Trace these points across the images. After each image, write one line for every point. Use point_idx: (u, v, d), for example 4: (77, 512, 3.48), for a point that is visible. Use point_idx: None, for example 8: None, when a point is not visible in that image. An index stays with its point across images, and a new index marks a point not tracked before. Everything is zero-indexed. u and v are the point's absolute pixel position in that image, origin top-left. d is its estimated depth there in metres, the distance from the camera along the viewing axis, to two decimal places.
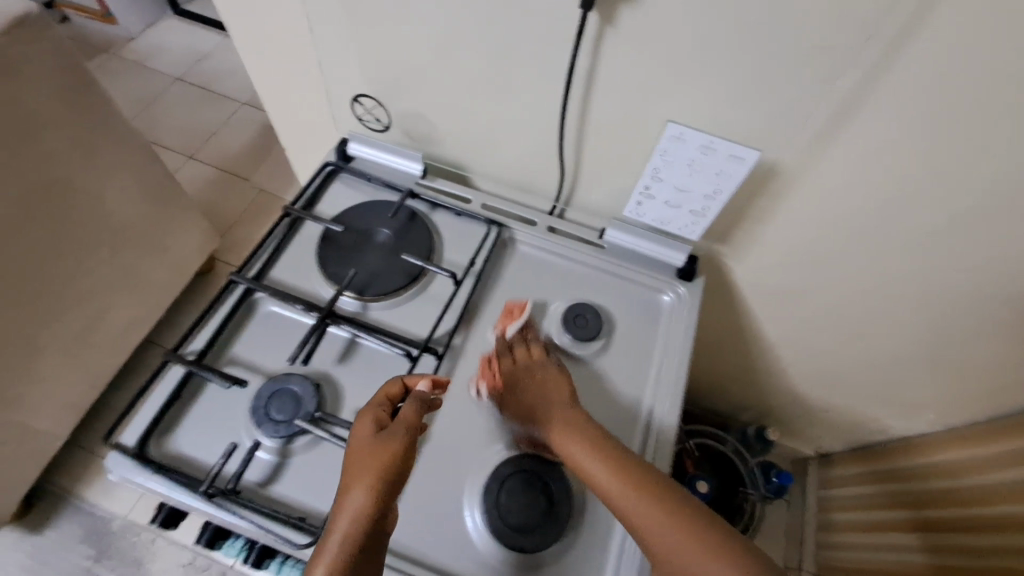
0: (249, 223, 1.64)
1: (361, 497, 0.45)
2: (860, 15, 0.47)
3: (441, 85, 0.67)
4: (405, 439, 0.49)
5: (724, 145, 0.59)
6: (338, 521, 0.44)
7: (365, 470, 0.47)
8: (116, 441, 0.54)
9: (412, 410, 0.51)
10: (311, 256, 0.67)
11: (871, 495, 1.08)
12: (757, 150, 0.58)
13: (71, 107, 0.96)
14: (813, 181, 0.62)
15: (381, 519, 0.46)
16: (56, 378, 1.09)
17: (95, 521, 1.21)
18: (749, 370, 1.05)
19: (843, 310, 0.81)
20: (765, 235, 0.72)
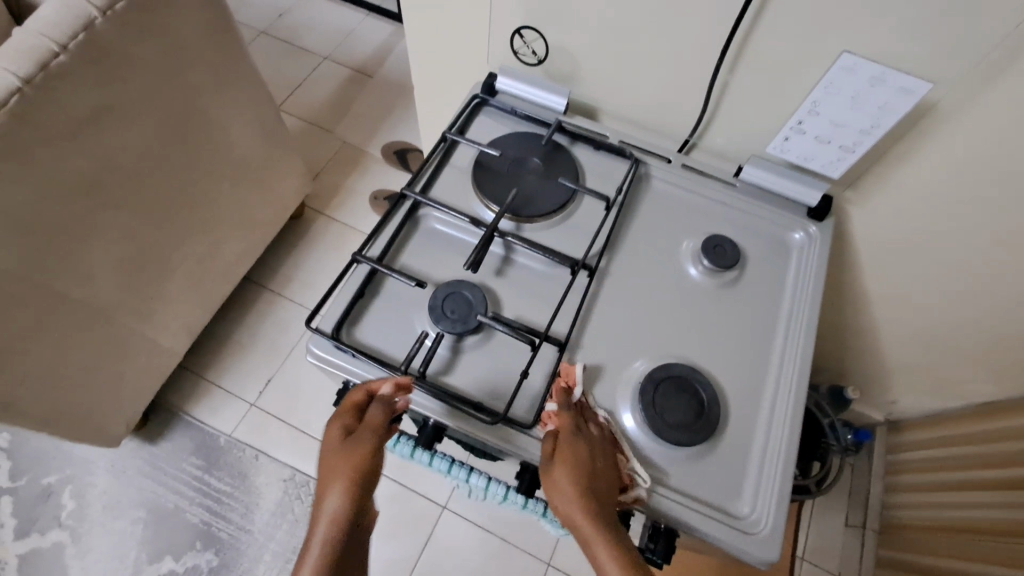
0: (333, 173, 1.70)
1: (337, 502, 0.51)
2: None
3: (598, 22, 0.71)
4: (373, 444, 0.53)
5: (895, 77, 0.60)
6: (317, 528, 0.51)
7: (339, 474, 0.51)
8: (316, 325, 0.61)
9: (378, 415, 0.54)
10: (467, 180, 0.72)
11: (936, 460, 1.15)
12: (928, 83, 0.60)
13: (212, 43, 1.02)
14: (963, 123, 0.64)
15: (356, 518, 0.52)
16: (178, 301, 1.18)
17: (203, 436, 1.32)
18: (837, 329, 1.08)
19: (955, 265, 0.82)
20: (894, 183, 0.74)
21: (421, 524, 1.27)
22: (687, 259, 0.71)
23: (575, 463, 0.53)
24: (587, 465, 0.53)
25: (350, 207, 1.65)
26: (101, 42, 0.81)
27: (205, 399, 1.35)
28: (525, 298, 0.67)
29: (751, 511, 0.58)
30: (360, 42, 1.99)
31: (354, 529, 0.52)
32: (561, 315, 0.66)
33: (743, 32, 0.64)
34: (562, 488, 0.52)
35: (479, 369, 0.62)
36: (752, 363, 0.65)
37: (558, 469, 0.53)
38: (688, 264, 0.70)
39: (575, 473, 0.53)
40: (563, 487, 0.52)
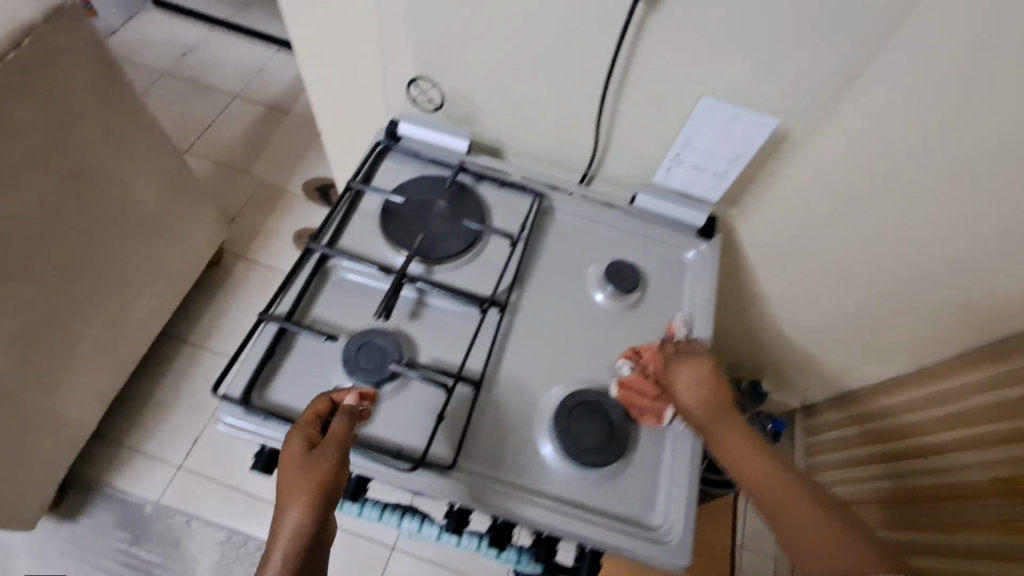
0: (252, 214, 1.66)
1: (297, 518, 0.48)
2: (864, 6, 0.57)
3: (488, 70, 0.75)
4: (335, 457, 0.51)
5: (750, 114, 0.68)
6: (276, 542, 0.48)
7: (297, 489, 0.49)
8: (224, 392, 0.60)
9: (340, 426, 0.53)
10: (375, 227, 0.73)
11: (859, 441, 1.17)
12: (775, 118, 0.68)
13: (104, 97, 0.98)
14: (817, 145, 0.72)
15: (318, 533, 0.49)
16: (90, 364, 1.12)
17: (127, 506, 1.23)
18: (746, 330, 1.17)
19: (831, 271, 0.91)
20: (767, 201, 0.82)
21: (370, 568, 1.24)
22: (592, 285, 0.75)
23: (700, 391, 0.62)
24: (704, 382, 0.63)
25: (272, 248, 1.61)
26: None
27: (128, 466, 1.27)
28: (440, 338, 0.68)
29: (663, 521, 0.62)
30: (271, 78, 1.96)
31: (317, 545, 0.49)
32: (475, 351, 0.68)
33: (622, 72, 0.70)
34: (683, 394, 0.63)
35: (398, 416, 0.62)
36: None
37: (683, 379, 0.63)
38: (593, 290, 0.75)
39: (699, 381, 0.63)
40: (686, 391, 0.63)
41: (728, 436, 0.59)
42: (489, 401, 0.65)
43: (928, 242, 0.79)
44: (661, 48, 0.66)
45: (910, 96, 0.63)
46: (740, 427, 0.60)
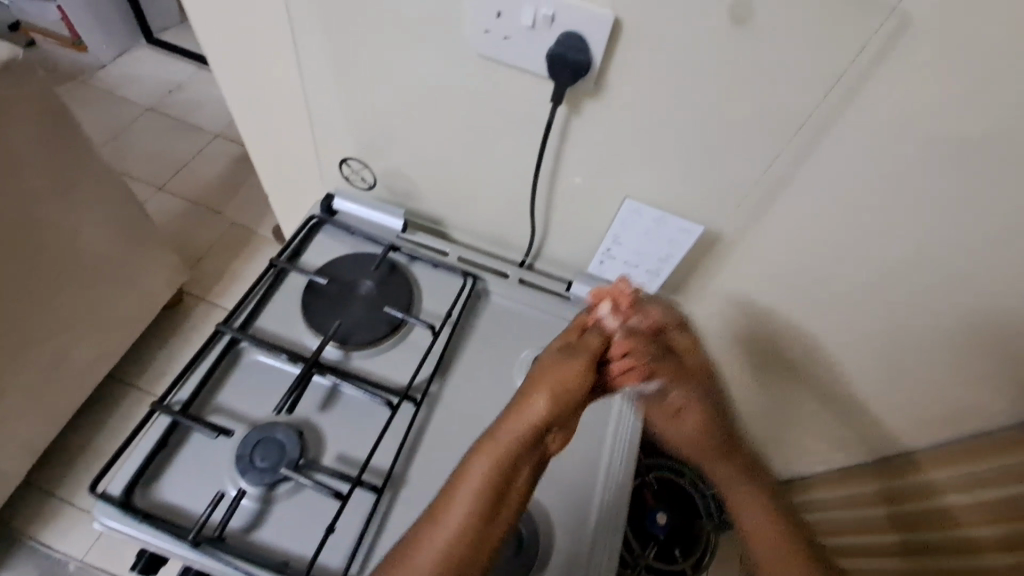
0: (218, 256, 1.64)
1: (496, 454, 0.50)
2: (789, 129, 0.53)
3: (421, 156, 0.72)
4: (553, 386, 0.52)
5: (675, 221, 0.64)
6: (478, 477, 0.50)
7: (527, 419, 0.51)
8: (103, 489, 0.56)
9: (587, 357, 0.54)
10: (295, 307, 0.71)
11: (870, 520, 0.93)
12: (701, 225, 0.65)
13: (50, 149, 0.97)
14: (749, 253, 0.68)
15: (510, 474, 0.51)
16: (12, 419, 1.07)
17: (48, 565, 1.17)
18: None
19: (779, 372, 0.86)
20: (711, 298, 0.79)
21: None
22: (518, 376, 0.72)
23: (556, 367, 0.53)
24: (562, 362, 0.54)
25: (233, 293, 1.57)
26: None
27: (53, 521, 1.21)
28: (348, 433, 0.64)
29: None
30: None
31: (483, 539, 0.50)
32: (384, 448, 0.64)
33: (550, 172, 0.66)
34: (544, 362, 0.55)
35: (290, 522, 0.58)
36: (580, 488, 0.65)
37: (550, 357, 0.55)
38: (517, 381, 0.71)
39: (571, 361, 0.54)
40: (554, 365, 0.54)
41: (528, 404, 0.51)
42: (393, 506, 0.61)
43: (877, 355, 0.75)
44: (581, 152, 0.62)
45: (840, 216, 0.59)
46: (548, 392, 0.52)
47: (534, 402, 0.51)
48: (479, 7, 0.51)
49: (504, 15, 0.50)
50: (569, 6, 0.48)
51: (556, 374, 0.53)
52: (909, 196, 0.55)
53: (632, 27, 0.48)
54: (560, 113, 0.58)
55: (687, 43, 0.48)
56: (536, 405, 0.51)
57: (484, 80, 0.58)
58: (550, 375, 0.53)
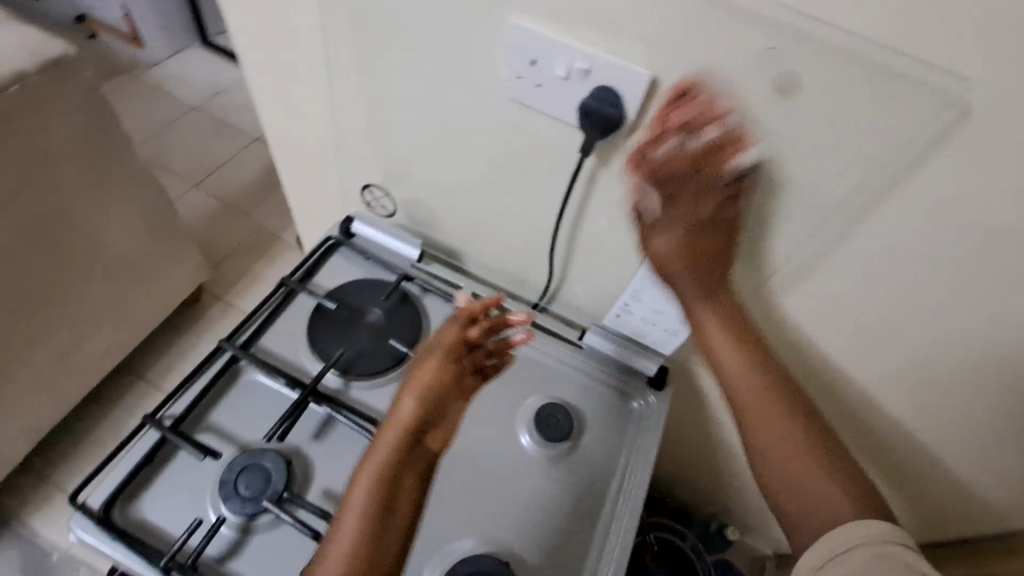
0: (241, 257, 1.66)
1: (371, 481, 0.52)
2: (828, 206, 0.50)
3: (444, 189, 0.72)
4: (413, 408, 0.56)
5: None
6: (348, 517, 0.51)
7: (384, 451, 0.54)
8: (84, 500, 0.55)
9: (434, 371, 0.58)
10: (301, 329, 0.70)
11: None
12: (728, 289, 0.61)
13: (89, 144, 0.99)
14: (774, 324, 0.65)
15: (387, 499, 0.51)
16: (18, 402, 1.08)
17: (32, 552, 1.17)
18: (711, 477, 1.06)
19: None
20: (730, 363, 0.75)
21: None
22: (520, 424, 0.69)
23: (418, 383, 0.57)
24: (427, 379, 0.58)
25: (251, 296, 1.59)
26: None
27: (44, 508, 1.21)
28: (338, 467, 0.62)
29: None
30: None
31: (390, 520, 0.51)
32: None
33: (574, 216, 0.64)
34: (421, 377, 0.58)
35: (266, 557, 0.56)
36: (570, 554, 0.62)
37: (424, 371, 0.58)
38: (518, 429, 0.68)
39: (428, 374, 0.58)
40: (421, 379, 0.58)
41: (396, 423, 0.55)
42: None
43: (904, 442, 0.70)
44: (608, 202, 0.60)
45: (875, 299, 0.56)
46: (414, 398, 0.57)
47: (404, 402, 0.56)
48: (513, 54, 0.50)
49: (538, 64, 0.49)
50: (605, 61, 0.46)
51: (416, 392, 0.57)
52: (952, 287, 0.51)
53: (669, 88, 0.46)
54: (588, 164, 0.56)
55: (726, 108, 0.46)
56: (395, 421, 0.55)
57: (513, 124, 0.57)
58: (412, 394, 0.57)
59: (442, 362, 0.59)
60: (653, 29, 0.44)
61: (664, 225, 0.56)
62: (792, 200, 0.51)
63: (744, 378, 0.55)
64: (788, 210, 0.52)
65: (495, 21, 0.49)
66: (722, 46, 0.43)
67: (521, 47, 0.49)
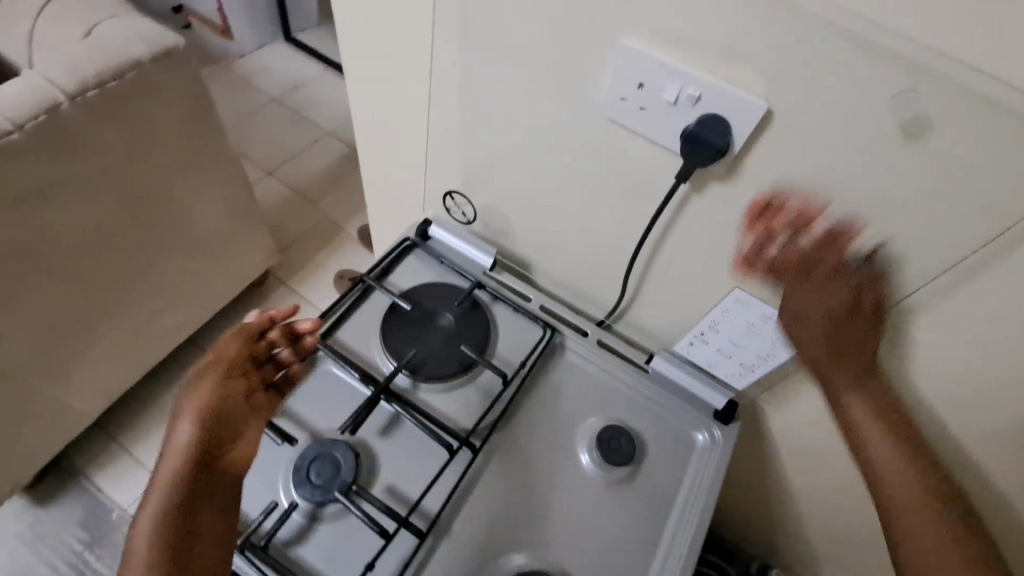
0: (306, 246, 1.73)
1: (160, 493, 0.53)
2: (942, 257, 0.47)
3: (524, 201, 0.72)
4: (190, 431, 0.56)
5: (770, 335, 0.60)
6: (142, 528, 0.51)
7: (173, 463, 0.54)
8: None
9: (234, 388, 0.60)
10: (375, 326, 0.71)
11: None
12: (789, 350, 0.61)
13: (187, 129, 1.05)
14: None
15: (182, 510, 0.52)
16: (101, 365, 1.15)
17: (97, 506, 1.24)
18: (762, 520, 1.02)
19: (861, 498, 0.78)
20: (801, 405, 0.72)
21: None
22: (581, 442, 0.68)
23: (205, 390, 0.59)
24: (216, 392, 0.59)
25: (311, 283, 1.64)
26: (64, 125, 0.84)
27: (110, 466, 1.29)
28: (401, 466, 0.63)
29: None
30: None
31: (194, 539, 0.51)
32: (435, 491, 0.62)
33: (655, 240, 0.64)
34: (204, 383, 0.59)
35: (331, 546, 0.58)
36: None
37: (205, 387, 0.59)
38: (579, 447, 0.68)
39: (211, 381, 0.59)
40: (201, 389, 0.59)
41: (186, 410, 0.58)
42: (433, 554, 0.59)
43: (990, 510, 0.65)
44: (695, 229, 0.59)
45: (981, 358, 0.52)
46: (207, 391, 0.59)
47: (179, 428, 0.56)
48: (620, 75, 0.49)
49: (646, 87, 0.48)
50: (718, 89, 0.45)
51: (195, 397, 0.58)
52: None
53: (783, 120, 0.45)
54: (682, 190, 0.55)
55: (842, 146, 0.44)
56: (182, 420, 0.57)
57: (608, 144, 0.57)
58: (193, 399, 0.58)
59: (226, 371, 0.61)
60: (775, 60, 0.42)
61: (784, 259, 0.54)
62: (902, 244, 0.48)
63: (867, 429, 0.54)
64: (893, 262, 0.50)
65: (605, 43, 0.49)
66: (849, 83, 0.41)
67: (630, 69, 0.48)
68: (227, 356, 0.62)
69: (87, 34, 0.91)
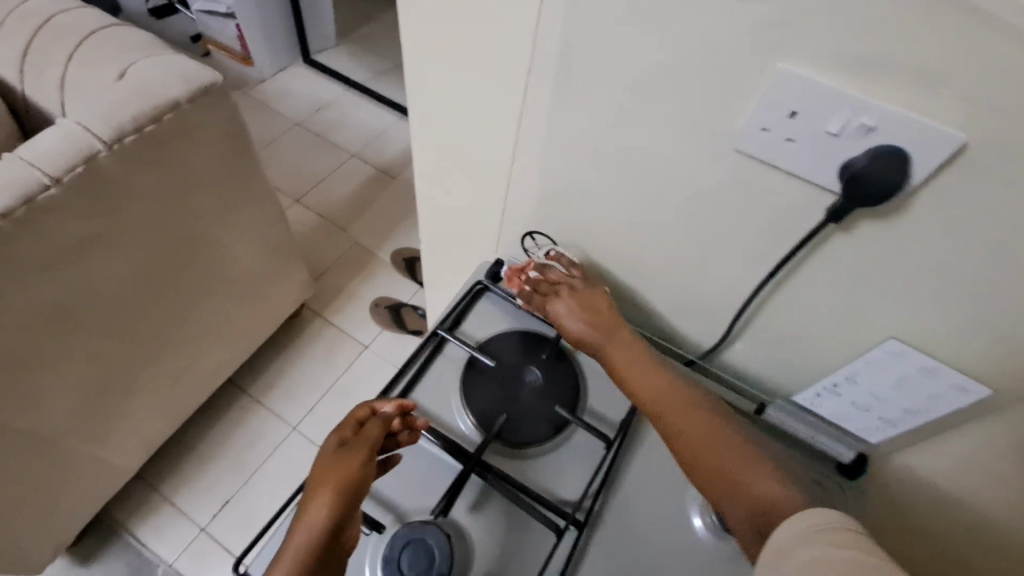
0: (338, 274, 1.67)
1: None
2: None
3: (611, 240, 0.64)
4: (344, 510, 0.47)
5: (950, 374, 0.49)
6: None
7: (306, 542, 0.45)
8: (245, 568, 0.52)
9: (367, 476, 0.49)
10: (454, 384, 0.65)
11: None
12: (988, 389, 0.49)
13: (225, 167, 0.99)
14: None
15: None
16: (141, 418, 1.09)
17: (142, 563, 1.19)
18: None
19: None
20: None
21: None
22: (693, 505, 0.60)
23: (336, 471, 0.48)
24: (346, 476, 0.48)
25: (347, 314, 1.58)
26: (102, 173, 0.79)
27: (154, 518, 1.23)
28: (498, 548, 0.55)
29: None
30: (388, 143, 2.03)
31: None
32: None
33: (774, 284, 0.55)
34: (342, 463, 0.49)
35: None
36: None
37: (336, 464, 0.49)
38: (692, 512, 0.59)
39: (354, 462, 0.49)
40: (338, 473, 0.48)
41: (318, 491, 0.47)
42: None
43: None
44: (831, 272, 0.51)
45: None
46: (346, 477, 0.48)
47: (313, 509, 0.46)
48: (765, 105, 0.42)
49: (800, 115, 0.41)
50: (898, 119, 0.38)
51: (334, 476, 0.48)
52: None
53: (981, 153, 0.37)
54: (826, 228, 0.47)
55: None
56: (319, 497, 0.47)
57: (730, 180, 0.50)
58: (330, 480, 0.48)
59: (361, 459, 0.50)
60: (982, 87, 0.35)
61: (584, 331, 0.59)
62: None
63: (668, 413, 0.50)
64: None
65: (749, 70, 0.41)
66: None
67: (780, 97, 0.41)
68: (364, 443, 0.51)
69: (121, 76, 0.86)
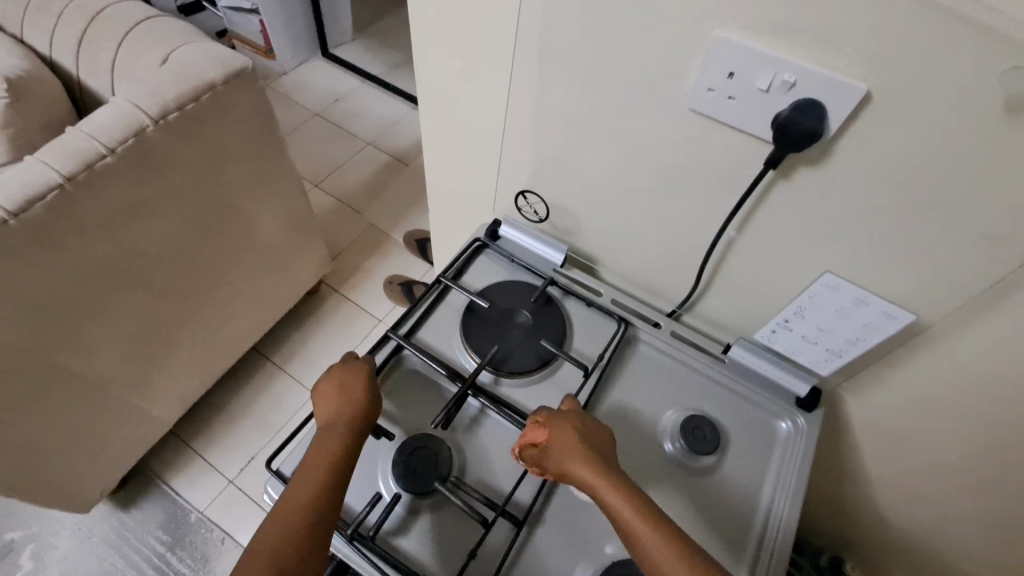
0: (354, 254, 1.77)
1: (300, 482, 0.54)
2: None
3: (594, 198, 0.73)
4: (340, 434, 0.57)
5: (879, 303, 0.58)
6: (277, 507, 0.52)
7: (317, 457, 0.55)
8: (276, 467, 0.61)
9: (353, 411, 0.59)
10: (454, 325, 0.74)
11: None
12: (912, 313, 0.57)
13: (254, 144, 1.10)
14: (946, 356, 0.60)
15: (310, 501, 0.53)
16: (177, 375, 1.21)
17: (176, 510, 1.30)
18: (839, 523, 0.98)
19: (945, 492, 0.75)
20: (879, 399, 0.70)
21: None
22: (664, 433, 0.68)
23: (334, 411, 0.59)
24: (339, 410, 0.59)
25: (362, 291, 1.69)
26: (147, 146, 0.89)
27: (186, 471, 1.35)
28: (491, 459, 0.65)
29: None
30: (402, 132, 2.12)
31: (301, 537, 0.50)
32: (528, 483, 0.63)
33: (732, 232, 0.63)
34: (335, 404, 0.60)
35: (434, 537, 0.59)
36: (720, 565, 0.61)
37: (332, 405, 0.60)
38: (663, 437, 0.67)
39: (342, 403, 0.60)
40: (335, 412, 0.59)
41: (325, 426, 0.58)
42: (530, 543, 0.60)
43: None
44: (777, 217, 0.59)
45: None
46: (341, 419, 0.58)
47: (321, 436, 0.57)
48: (709, 68, 0.50)
49: (738, 76, 0.49)
50: (814, 75, 0.46)
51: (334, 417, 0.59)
52: None
53: (883, 102, 0.45)
54: (768, 176, 0.55)
55: (942, 125, 0.44)
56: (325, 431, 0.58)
57: (689, 137, 0.58)
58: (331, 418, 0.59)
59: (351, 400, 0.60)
60: (877, 45, 0.43)
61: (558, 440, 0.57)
62: (1001, 221, 0.47)
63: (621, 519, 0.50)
64: (989, 246, 0.49)
65: (696, 37, 0.50)
66: (959, 64, 0.41)
67: (720, 61, 0.49)
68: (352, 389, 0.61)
69: (164, 62, 0.96)
